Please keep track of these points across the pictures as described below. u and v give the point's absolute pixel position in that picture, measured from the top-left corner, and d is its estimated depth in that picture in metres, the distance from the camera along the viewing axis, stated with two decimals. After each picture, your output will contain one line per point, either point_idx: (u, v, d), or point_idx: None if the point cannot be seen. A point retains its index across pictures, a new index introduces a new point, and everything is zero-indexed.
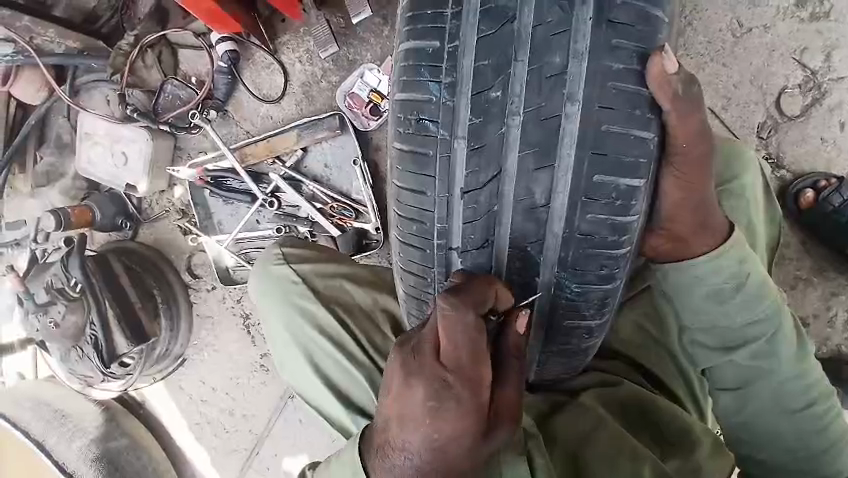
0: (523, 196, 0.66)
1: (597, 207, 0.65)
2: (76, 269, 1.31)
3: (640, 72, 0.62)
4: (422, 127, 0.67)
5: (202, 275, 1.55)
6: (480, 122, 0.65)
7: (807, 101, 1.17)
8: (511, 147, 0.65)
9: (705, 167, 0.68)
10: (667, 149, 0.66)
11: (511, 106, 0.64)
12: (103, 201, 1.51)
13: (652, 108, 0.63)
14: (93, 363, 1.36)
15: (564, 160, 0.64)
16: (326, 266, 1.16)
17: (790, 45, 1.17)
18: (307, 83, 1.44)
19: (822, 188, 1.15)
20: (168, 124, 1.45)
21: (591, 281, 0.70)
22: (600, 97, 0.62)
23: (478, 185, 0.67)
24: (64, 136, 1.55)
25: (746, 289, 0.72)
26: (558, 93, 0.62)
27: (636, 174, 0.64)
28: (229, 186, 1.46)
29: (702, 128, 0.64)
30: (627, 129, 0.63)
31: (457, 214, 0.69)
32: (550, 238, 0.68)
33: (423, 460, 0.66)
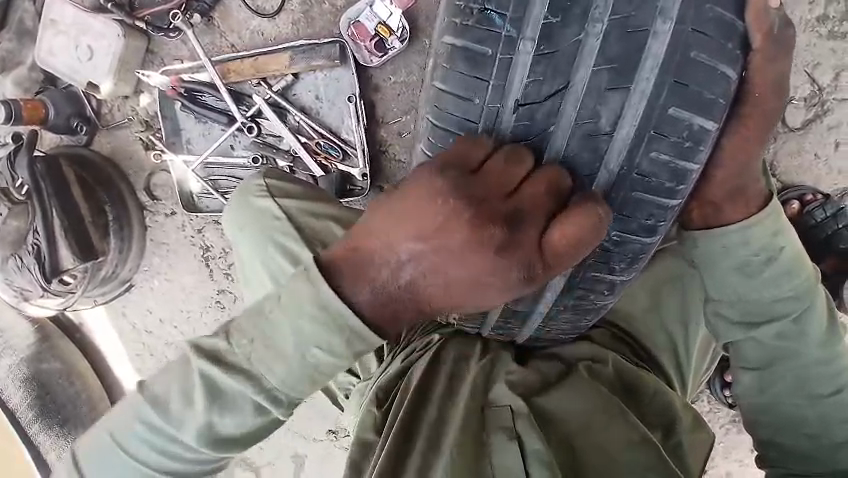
0: (588, 118, 0.63)
1: (664, 144, 0.63)
2: (24, 169, 1.18)
3: (739, 3, 0.60)
4: (487, 21, 0.61)
5: (162, 198, 1.42)
6: (557, 23, 0.60)
7: (809, 116, 1.19)
8: (585, 57, 0.61)
9: (769, 125, 0.67)
10: (742, 95, 0.65)
11: (594, 11, 0.59)
12: (57, 97, 1.33)
13: (742, 45, 0.62)
14: (32, 276, 1.22)
15: (640, 85, 0.60)
16: (317, 205, 1.09)
17: (805, 58, 1.17)
18: (308, 2, 1.31)
19: (808, 201, 1.18)
20: (145, 22, 1.28)
21: (632, 231, 0.69)
22: (695, 18, 0.58)
23: (539, 97, 0.63)
24: (27, 23, 1.34)
25: (776, 264, 0.73)
26: (650, 5, 0.58)
27: (711, 114, 0.63)
28: (205, 102, 1.33)
29: (780, 79, 0.65)
30: (716, 63, 0.60)
31: (505, 130, 0.65)
32: (602, 174, 0.65)
33: (424, 297, 0.68)
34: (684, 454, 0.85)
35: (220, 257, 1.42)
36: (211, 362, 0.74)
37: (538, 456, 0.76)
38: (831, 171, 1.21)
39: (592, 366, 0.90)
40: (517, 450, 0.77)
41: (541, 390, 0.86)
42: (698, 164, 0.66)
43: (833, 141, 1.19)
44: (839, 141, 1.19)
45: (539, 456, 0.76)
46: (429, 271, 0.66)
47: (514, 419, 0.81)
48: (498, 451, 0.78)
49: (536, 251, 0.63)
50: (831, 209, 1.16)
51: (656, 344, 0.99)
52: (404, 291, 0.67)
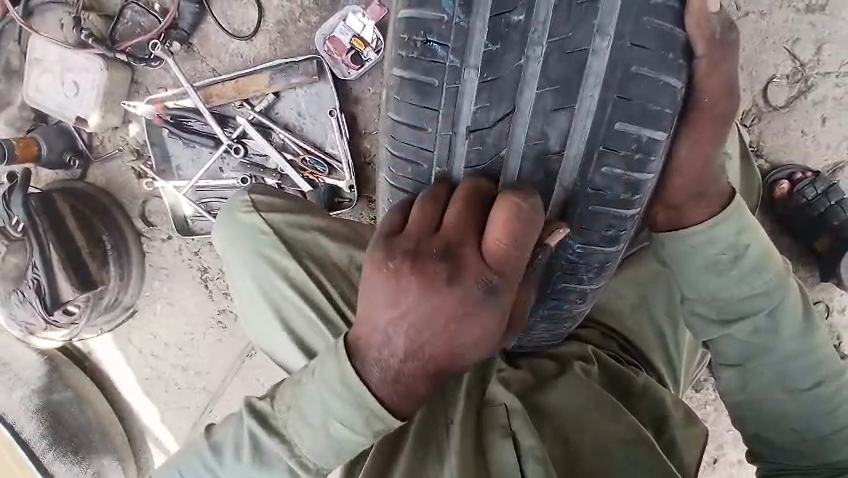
0: (537, 139, 0.64)
1: (614, 158, 0.63)
2: (19, 206, 1.21)
3: (679, 10, 0.59)
4: (429, 51, 0.61)
5: (157, 224, 1.45)
6: (497, 50, 0.61)
7: (793, 93, 1.15)
8: (528, 83, 0.62)
9: (724, 127, 0.66)
10: (691, 102, 0.64)
11: (533, 35, 0.60)
12: (49, 133, 1.37)
13: (685, 53, 0.60)
14: (34, 309, 1.25)
15: (584, 103, 0.61)
16: (300, 217, 1.08)
17: (784, 34, 1.13)
18: (283, 21, 1.33)
19: (798, 179, 1.15)
20: (127, 54, 1.31)
21: (595, 242, 0.69)
22: (633, 32, 0.58)
23: (489, 122, 0.64)
24: (13, 62, 1.40)
25: (745, 261, 0.73)
26: (587, 23, 0.59)
27: (660, 125, 0.62)
28: (192, 127, 1.35)
29: (730, 80, 0.63)
30: (658, 74, 0.59)
31: (459, 155, 0.66)
32: (558, 193, 0.66)
33: (426, 354, 0.62)
34: (678, 453, 0.83)
35: (217, 278, 1.44)
36: (258, 420, 0.77)
37: (533, 453, 0.74)
38: (821, 147, 1.17)
39: (587, 367, 0.89)
40: (512, 449, 0.75)
41: (534, 389, 0.86)
42: (652, 174, 0.65)
43: (820, 117, 1.15)
44: (826, 116, 1.15)
45: (532, 452, 0.74)
46: (415, 333, 0.61)
47: (510, 416, 0.79)
48: (493, 449, 0.76)
49: (487, 262, 0.60)
50: (821, 186, 1.13)
51: (647, 344, 0.98)
52: (409, 358, 0.62)
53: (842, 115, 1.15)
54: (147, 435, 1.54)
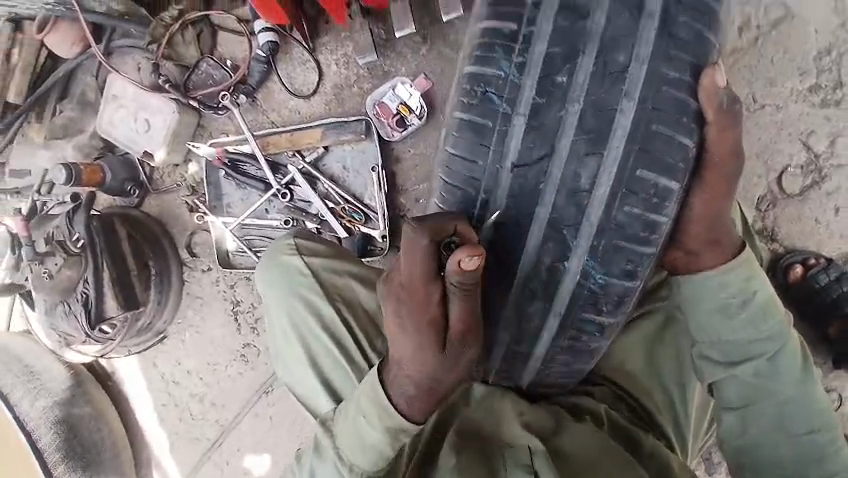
0: (570, 178, 0.72)
1: (635, 200, 0.72)
2: (81, 225, 1.31)
3: (692, 84, 0.71)
4: (487, 100, 0.73)
5: (200, 254, 1.55)
6: (543, 102, 0.71)
7: (807, 183, 1.23)
8: (567, 131, 0.71)
9: (730, 185, 0.76)
10: (703, 161, 0.74)
11: (573, 93, 0.71)
12: (114, 163, 1.51)
13: (697, 118, 0.72)
14: (78, 322, 1.33)
15: (612, 151, 0.71)
16: (337, 263, 1.14)
17: (799, 127, 1.22)
18: (340, 86, 1.47)
19: (811, 265, 1.20)
20: (197, 100, 1.47)
21: (614, 275, 0.76)
22: (655, 98, 0.70)
23: (531, 159, 0.73)
24: (88, 95, 1.55)
25: (752, 307, 0.81)
26: (617, 88, 0.70)
27: (673, 177, 0.72)
28: (245, 171, 1.49)
29: (736, 145, 0.73)
30: (673, 133, 0.71)
31: (502, 186, 0.74)
32: (585, 223, 0.74)
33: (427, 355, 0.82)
34: None
35: (248, 312, 1.52)
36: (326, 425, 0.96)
37: None
38: (834, 236, 1.22)
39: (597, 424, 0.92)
40: None
41: (554, 432, 0.87)
42: (666, 218, 0.75)
43: (833, 207, 1.22)
44: (839, 206, 1.22)
45: None
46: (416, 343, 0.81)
47: (532, 455, 0.81)
48: None
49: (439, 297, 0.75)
50: (834, 272, 1.19)
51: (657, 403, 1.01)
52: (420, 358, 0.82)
53: None
54: (152, 462, 1.57)
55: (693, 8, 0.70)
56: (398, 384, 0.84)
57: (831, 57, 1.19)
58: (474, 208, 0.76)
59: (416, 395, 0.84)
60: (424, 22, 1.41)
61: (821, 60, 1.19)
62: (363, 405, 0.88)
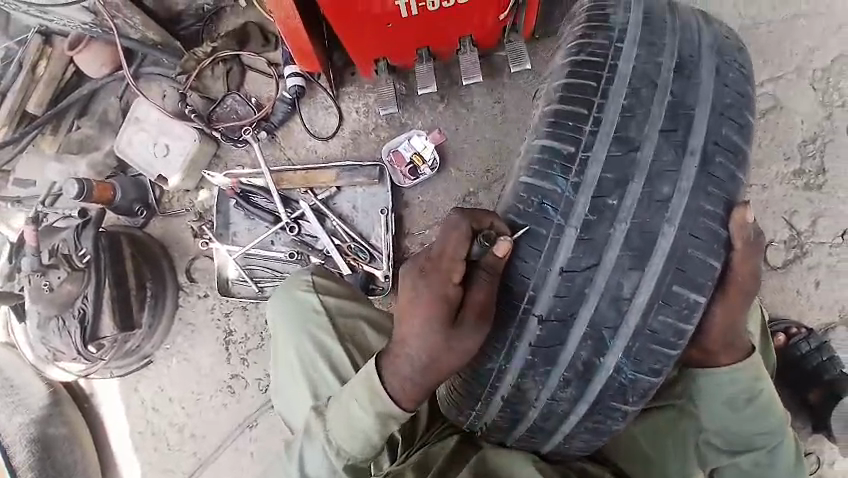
0: (612, 287, 0.77)
1: (668, 311, 0.77)
2: (89, 241, 1.33)
3: (724, 217, 0.78)
4: (542, 210, 0.78)
5: (198, 280, 1.54)
6: (593, 219, 0.77)
7: (789, 256, 1.32)
8: (613, 246, 0.77)
9: (748, 300, 0.83)
10: (726, 280, 0.80)
11: (621, 215, 0.76)
12: (126, 183, 1.53)
13: (726, 244, 0.78)
14: (70, 340, 1.32)
15: (652, 267, 0.76)
16: (351, 305, 1.16)
17: (783, 206, 1.33)
18: (357, 131, 1.55)
19: (793, 333, 1.27)
20: (219, 132, 1.53)
21: (643, 372, 0.81)
22: (691, 226, 0.76)
23: (579, 268, 0.77)
24: (110, 115, 1.58)
25: (757, 404, 0.92)
26: (661, 215, 0.76)
27: (702, 293, 0.78)
28: (256, 202, 1.52)
29: (755, 269, 0.81)
30: (706, 257, 0.77)
31: (550, 287, 0.79)
32: (623, 327, 0.78)
33: (422, 355, 0.84)
34: None
35: (240, 343, 1.50)
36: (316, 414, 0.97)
37: None
38: (814, 308, 1.31)
39: None
40: None
41: None
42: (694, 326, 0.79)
43: (813, 280, 1.31)
44: (819, 280, 1.31)
45: None
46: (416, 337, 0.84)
47: None
48: None
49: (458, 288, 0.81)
50: (814, 342, 1.26)
51: None
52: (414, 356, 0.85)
53: (833, 282, 1.31)
54: None
55: (727, 150, 0.78)
56: (394, 365, 0.87)
57: (815, 145, 1.33)
58: (520, 301, 0.80)
59: (409, 378, 0.86)
60: (444, 83, 1.53)
61: (805, 147, 1.33)
62: (357, 389, 0.90)
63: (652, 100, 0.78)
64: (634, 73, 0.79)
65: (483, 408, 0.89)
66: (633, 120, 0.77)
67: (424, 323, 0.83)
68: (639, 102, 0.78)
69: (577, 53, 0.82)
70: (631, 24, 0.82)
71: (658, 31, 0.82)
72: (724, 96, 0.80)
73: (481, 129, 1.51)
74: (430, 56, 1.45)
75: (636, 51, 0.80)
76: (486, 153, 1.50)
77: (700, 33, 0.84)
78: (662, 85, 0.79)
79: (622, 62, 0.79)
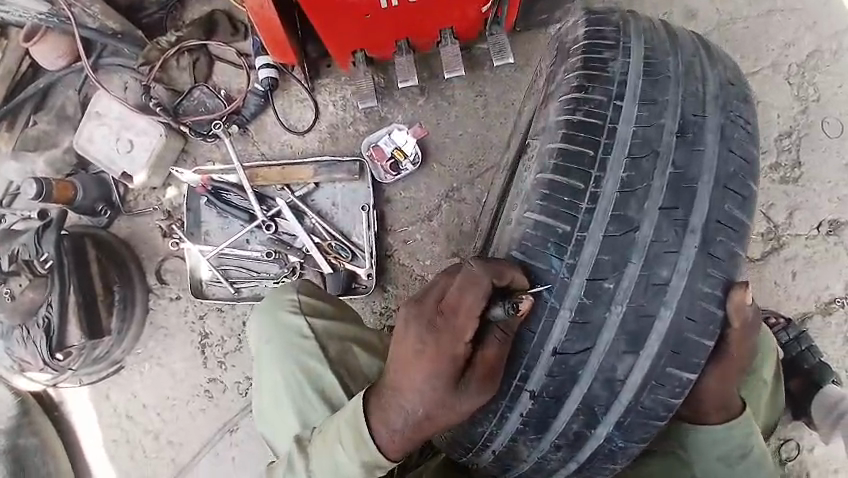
0: (606, 369, 0.79)
1: (661, 390, 0.80)
2: (50, 245, 1.25)
3: (722, 298, 0.79)
4: (536, 292, 0.80)
5: (169, 282, 1.46)
6: (588, 302, 0.78)
7: (767, 249, 1.34)
8: (609, 329, 0.78)
9: (741, 374, 0.84)
10: (720, 356, 0.81)
11: (617, 297, 0.78)
12: (87, 181, 1.44)
13: (724, 323, 0.79)
14: (36, 350, 1.26)
15: (647, 349, 0.78)
16: (340, 328, 1.13)
17: (761, 199, 1.35)
18: (335, 125, 1.49)
19: (772, 324, 1.30)
20: (188, 126, 1.45)
21: (635, 441, 0.84)
22: (689, 309, 0.78)
23: (572, 351, 0.79)
24: (68, 108, 1.48)
25: (750, 458, 0.91)
26: (658, 298, 0.77)
27: (696, 371, 0.79)
28: (229, 200, 1.45)
29: (749, 348, 0.82)
30: (701, 339, 0.78)
31: (541, 367, 0.81)
32: (615, 404, 0.81)
33: (418, 409, 0.81)
34: None
35: (217, 346, 1.43)
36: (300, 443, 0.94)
37: None
38: (791, 298, 1.33)
39: None
40: None
41: None
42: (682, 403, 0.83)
43: (790, 271, 1.34)
44: (796, 271, 1.34)
45: None
46: (416, 390, 0.80)
47: None
48: None
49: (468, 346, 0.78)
50: (793, 332, 1.29)
51: None
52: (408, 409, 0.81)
53: (809, 272, 1.34)
54: None
55: (730, 227, 0.79)
56: (386, 415, 0.83)
57: (791, 139, 1.35)
58: (513, 377, 0.82)
59: (401, 429, 0.83)
60: (424, 75, 1.50)
61: (781, 141, 1.35)
62: (342, 431, 0.87)
63: (653, 173, 0.79)
64: (634, 138, 0.80)
65: (475, 456, 0.91)
66: (633, 196, 0.78)
67: (426, 379, 0.79)
68: (639, 174, 0.79)
69: (573, 112, 0.83)
70: (630, 78, 0.83)
71: (660, 89, 0.83)
72: (729, 164, 0.80)
73: (463, 123, 1.48)
74: (409, 48, 1.41)
75: (637, 112, 0.81)
76: (468, 147, 1.47)
77: (704, 87, 0.84)
78: (664, 153, 0.80)
79: (622, 126, 0.80)
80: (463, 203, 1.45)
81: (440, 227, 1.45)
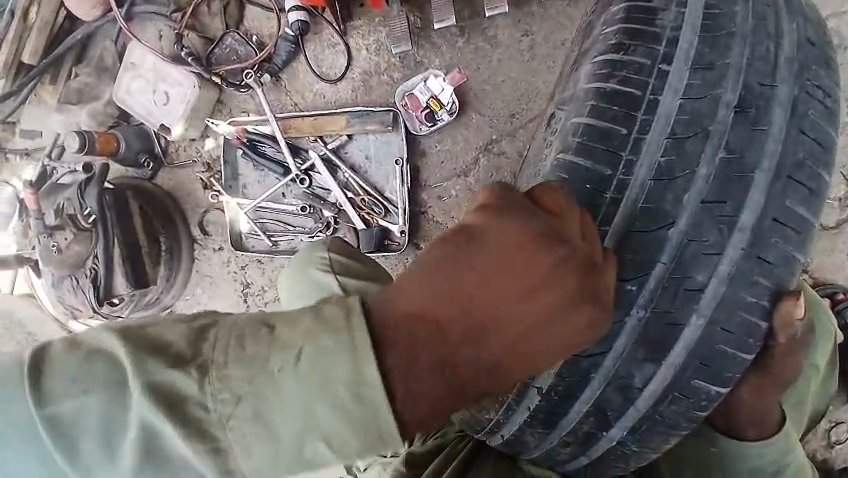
0: (623, 374, 0.75)
1: (684, 401, 0.75)
2: (92, 199, 1.29)
3: (768, 308, 0.72)
4: None
5: (212, 233, 1.51)
6: (605, 302, 0.72)
7: (845, 216, 1.18)
8: (625, 332, 0.72)
9: (778, 387, 0.79)
10: (761, 366, 0.76)
11: (639, 300, 0.72)
12: (130, 134, 1.46)
13: (769, 335, 0.73)
14: (84, 298, 1.31)
15: (671, 358, 0.72)
16: (369, 287, 1.10)
17: (842, 159, 1.17)
18: (368, 72, 1.41)
19: (841, 298, 1.17)
20: (220, 77, 1.42)
21: (649, 446, 0.81)
22: (725, 320, 0.71)
23: (583, 353, 0.74)
24: (106, 59, 1.49)
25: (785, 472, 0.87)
26: (690, 305, 0.71)
27: (725, 384, 0.74)
28: (263, 151, 1.44)
29: (793, 362, 0.77)
30: (736, 351, 0.72)
31: (550, 364, 0.76)
32: (630, 411, 0.77)
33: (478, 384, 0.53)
34: None
35: (258, 294, 1.48)
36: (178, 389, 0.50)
37: None
38: None
39: None
40: None
41: None
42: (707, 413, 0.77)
43: None
44: None
45: None
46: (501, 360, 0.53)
47: None
48: None
49: None
50: None
51: None
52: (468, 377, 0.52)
53: None
54: None
55: (786, 225, 0.71)
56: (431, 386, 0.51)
57: None
58: None
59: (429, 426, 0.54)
60: (464, 13, 1.36)
61: None
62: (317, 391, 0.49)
63: (699, 159, 0.70)
64: (682, 115, 0.71)
65: (486, 436, 0.89)
66: (670, 185, 0.71)
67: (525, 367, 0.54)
68: (682, 160, 0.71)
69: (606, 80, 0.76)
70: (684, 36, 0.74)
71: (719, 50, 0.72)
72: (796, 149, 0.71)
73: (505, 66, 1.35)
74: None
75: (687, 81, 0.72)
76: (510, 95, 1.35)
77: (777, 47, 0.74)
78: (716, 133, 0.70)
79: (667, 96, 0.72)
80: (503, 157, 1.36)
81: (477, 182, 1.37)
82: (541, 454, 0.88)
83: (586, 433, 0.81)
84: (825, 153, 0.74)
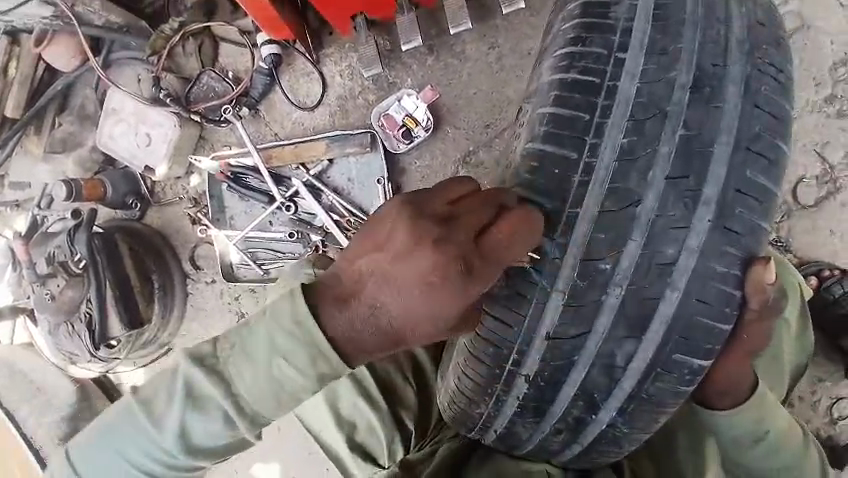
0: (605, 355, 0.76)
1: (668, 376, 0.77)
2: (81, 244, 1.31)
3: (740, 276, 0.74)
4: (527, 274, 0.77)
5: (204, 267, 1.54)
6: (583, 285, 0.75)
7: (821, 193, 1.20)
8: (605, 312, 0.75)
9: (750, 353, 0.80)
10: (739, 336, 0.77)
11: (615, 279, 0.74)
12: (116, 178, 1.50)
13: (742, 303, 0.74)
14: (82, 343, 1.32)
15: (650, 334, 0.74)
16: None
17: (812, 138, 1.19)
18: (344, 97, 1.45)
19: (826, 276, 1.17)
20: (199, 114, 1.46)
21: (639, 427, 0.82)
22: (699, 291, 0.73)
23: (567, 336, 0.76)
24: (88, 106, 1.53)
25: (764, 441, 0.87)
26: (663, 280, 0.73)
27: (707, 357, 0.76)
28: (248, 183, 1.46)
29: (761, 326, 0.78)
30: (714, 323, 0.74)
31: (536, 350, 0.78)
32: (617, 391, 0.78)
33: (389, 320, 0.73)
34: None
35: None
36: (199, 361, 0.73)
37: None
38: None
39: None
40: None
41: None
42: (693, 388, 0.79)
43: None
44: None
45: None
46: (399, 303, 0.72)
47: None
48: None
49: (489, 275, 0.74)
50: None
51: None
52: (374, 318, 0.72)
53: None
54: None
55: (750, 195, 0.73)
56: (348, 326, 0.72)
57: None
58: (507, 363, 0.80)
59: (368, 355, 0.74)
60: (431, 32, 1.40)
61: (836, 71, 1.18)
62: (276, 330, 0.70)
63: (660, 138, 0.73)
64: (639, 99, 0.74)
65: (480, 434, 0.91)
66: (633, 165, 0.73)
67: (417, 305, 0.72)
68: (642, 139, 0.73)
69: (567, 70, 0.78)
70: (636, 25, 0.76)
71: (672, 36, 0.75)
72: (752, 123, 0.73)
73: (476, 80, 1.39)
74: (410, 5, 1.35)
75: (642, 66, 0.75)
76: (482, 106, 1.38)
77: (728, 30, 0.76)
78: (673, 112, 0.73)
79: (624, 82, 0.74)
80: (481, 167, 1.39)
81: None
82: (536, 448, 0.89)
83: (577, 418, 0.82)
84: (782, 126, 0.76)
